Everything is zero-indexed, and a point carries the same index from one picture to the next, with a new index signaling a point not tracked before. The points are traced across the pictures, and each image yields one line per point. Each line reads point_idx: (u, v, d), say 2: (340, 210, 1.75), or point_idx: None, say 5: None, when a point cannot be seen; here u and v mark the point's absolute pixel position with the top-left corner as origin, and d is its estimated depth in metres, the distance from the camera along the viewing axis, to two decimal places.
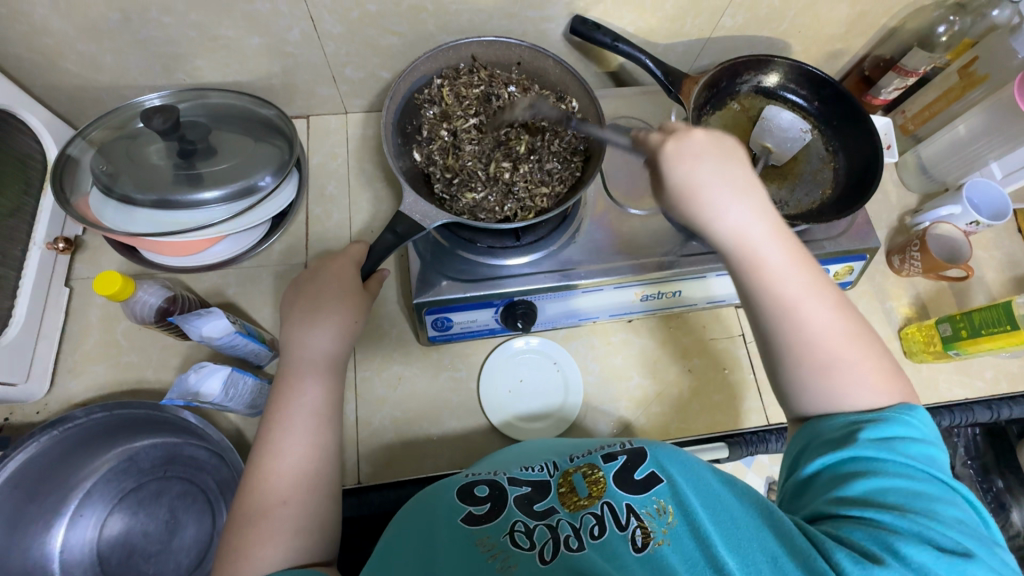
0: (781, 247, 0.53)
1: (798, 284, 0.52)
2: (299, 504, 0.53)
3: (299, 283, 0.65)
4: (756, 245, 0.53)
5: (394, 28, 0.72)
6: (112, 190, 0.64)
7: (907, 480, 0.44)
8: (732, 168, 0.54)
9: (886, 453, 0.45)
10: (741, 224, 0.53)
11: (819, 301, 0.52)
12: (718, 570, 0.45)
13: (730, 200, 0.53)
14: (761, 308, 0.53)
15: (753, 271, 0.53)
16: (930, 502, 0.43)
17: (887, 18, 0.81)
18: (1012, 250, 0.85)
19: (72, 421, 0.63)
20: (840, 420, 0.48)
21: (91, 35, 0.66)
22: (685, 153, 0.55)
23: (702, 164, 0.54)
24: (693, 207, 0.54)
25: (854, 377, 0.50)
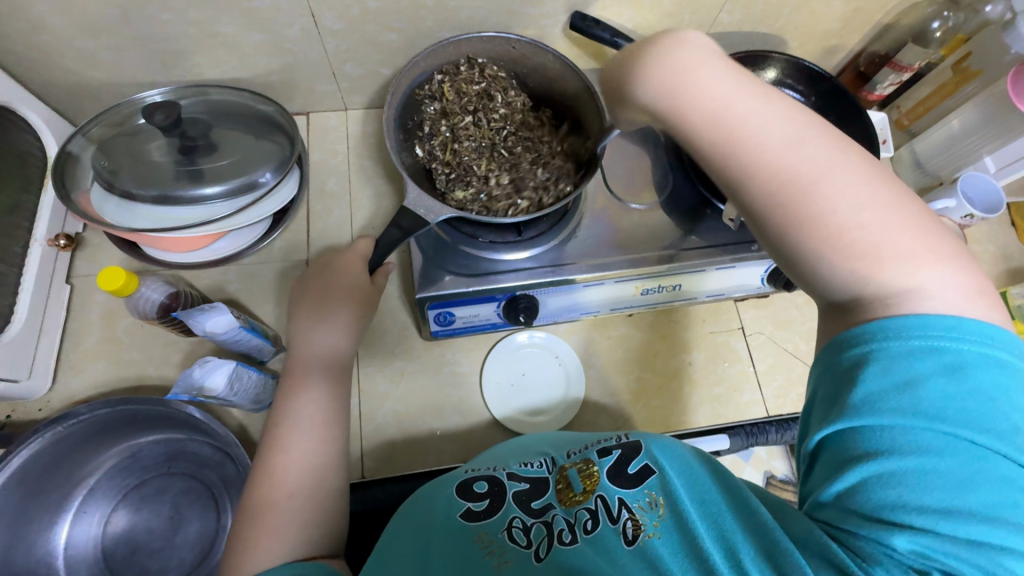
0: (765, 108, 0.48)
1: (781, 133, 0.47)
2: (307, 496, 0.54)
3: (306, 279, 0.66)
4: (723, 104, 0.48)
5: (394, 25, 0.73)
6: (114, 186, 0.64)
7: (920, 456, 0.38)
8: (671, 34, 0.50)
9: (897, 426, 0.39)
10: (705, 88, 0.48)
11: (811, 144, 0.46)
12: (703, 562, 0.45)
13: (687, 58, 0.49)
14: (744, 173, 0.47)
15: (714, 130, 0.48)
16: (942, 490, 0.37)
17: (882, 14, 0.82)
18: (1005, 243, 0.86)
19: (77, 417, 0.63)
20: (847, 373, 0.42)
21: (90, 31, 0.65)
22: (706, 65, 0.49)
23: (650, 53, 0.50)
24: (657, 66, 0.50)
25: (888, 249, 0.43)
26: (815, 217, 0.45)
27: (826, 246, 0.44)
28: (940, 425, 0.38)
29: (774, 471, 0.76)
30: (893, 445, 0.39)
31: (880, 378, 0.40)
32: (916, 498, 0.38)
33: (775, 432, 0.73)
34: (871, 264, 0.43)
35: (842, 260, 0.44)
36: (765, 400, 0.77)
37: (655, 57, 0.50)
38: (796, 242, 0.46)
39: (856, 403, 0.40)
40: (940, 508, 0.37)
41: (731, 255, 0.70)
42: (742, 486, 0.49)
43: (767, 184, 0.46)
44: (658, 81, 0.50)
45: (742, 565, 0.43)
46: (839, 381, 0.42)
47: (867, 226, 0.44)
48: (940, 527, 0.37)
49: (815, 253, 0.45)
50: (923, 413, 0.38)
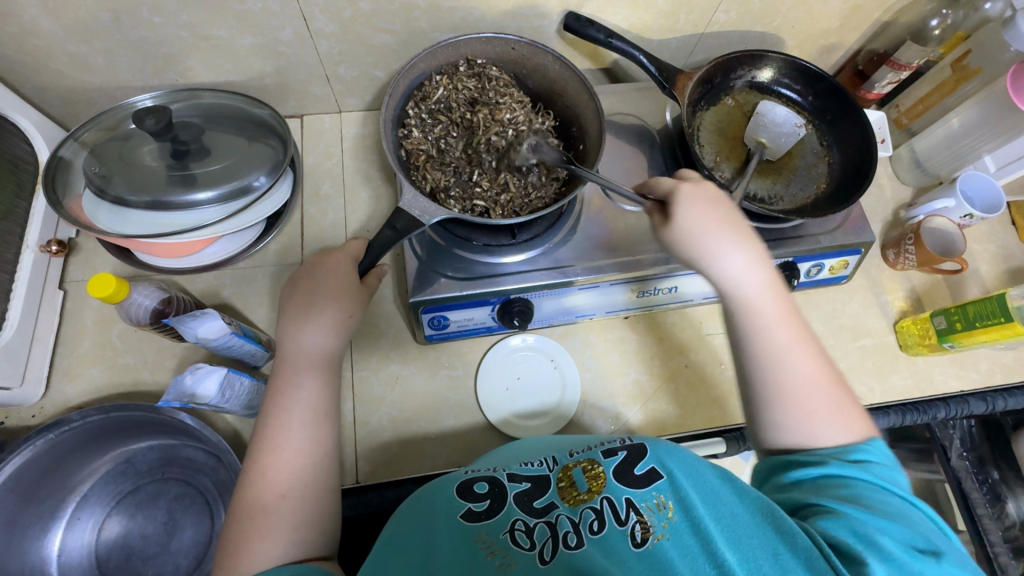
0: (773, 298, 0.57)
1: (786, 337, 0.55)
2: (299, 498, 0.53)
3: (296, 278, 0.65)
4: (750, 294, 0.57)
5: (387, 27, 0.72)
6: (105, 192, 0.64)
7: (872, 490, 0.47)
8: (730, 210, 0.59)
9: (852, 470, 0.49)
10: (739, 272, 0.57)
11: (804, 352, 0.55)
12: (718, 566, 0.45)
13: (716, 239, 0.58)
14: (746, 344, 0.57)
15: (745, 311, 0.57)
16: (894, 511, 0.46)
17: (881, 12, 0.82)
18: (1006, 243, 0.86)
19: (69, 424, 0.62)
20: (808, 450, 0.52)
21: (81, 36, 0.65)
22: (698, 196, 0.59)
23: (711, 208, 0.59)
24: (692, 249, 0.59)
25: (822, 408, 0.53)
26: (781, 385, 0.54)
27: (777, 401, 0.54)
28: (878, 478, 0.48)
29: None
30: (857, 484, 0.48)
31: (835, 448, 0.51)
32: (880, 509, 0.45)
33: None
34: (807, 417, 0.52)
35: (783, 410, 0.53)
36: None
37: (697, 233, 0.58)
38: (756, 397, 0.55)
39: (825, 459, 0.50)
40: (899, 521, 0.45)
41: None
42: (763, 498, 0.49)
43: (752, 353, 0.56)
44: (709, 250, 0.58)
45: (759, 568, 0.44)
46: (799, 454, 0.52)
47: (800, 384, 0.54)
48: (906, 528, 0.44)
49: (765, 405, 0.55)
50: (874, 470, 0.49)
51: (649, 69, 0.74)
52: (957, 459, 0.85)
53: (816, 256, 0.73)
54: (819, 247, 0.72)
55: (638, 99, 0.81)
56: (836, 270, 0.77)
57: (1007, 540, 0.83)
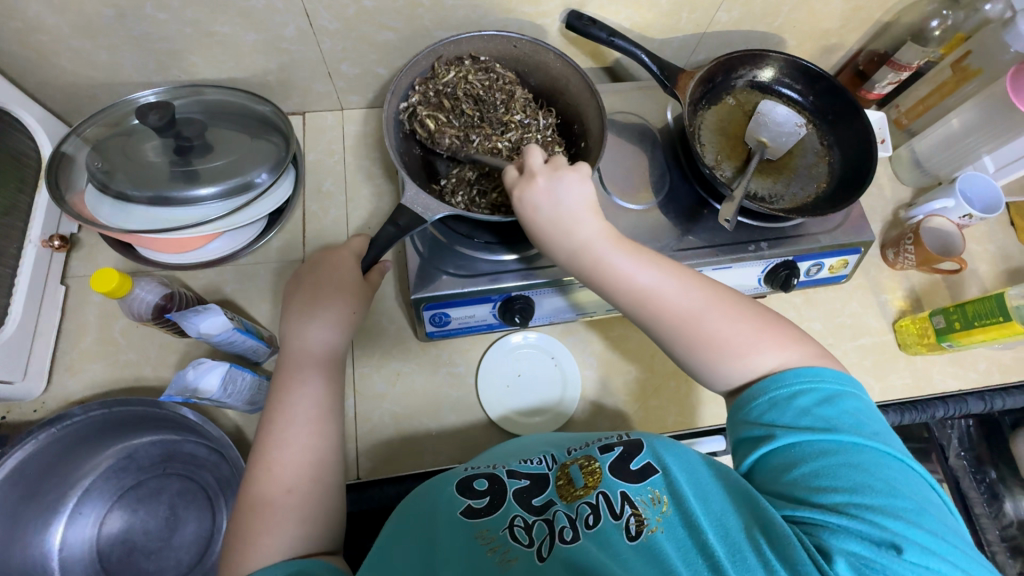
0: (625, 252, 0.59)
1: (653, 278, 0.58)
2: (304, 493, 0.53)
3: (300, 276, 0.65)
4: (603, 257, 0.59)
5: (390, 24, 0.72)
6: (108, 187, 0.64)
7: (828, 458, 0.46)
8: (575, 175, 0.60)
9: (804, 437, 0.47)
10: (582, 240, 0.59)
11: (681, 284, 0.57)
12: (710, 560, 0.46)
13: (571, 224, 0.59)
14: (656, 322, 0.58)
15: (603, 277, 0.59)
16: (852, 479, 0.44)
17: (882, 13, 0.82)
18: (1005, 243, 0.86)
19: (71, 419, 0.62)
20: (756, 417, 0.51)
21: (85, 31, 0.65)
22: (542, 194, 0.59)
23: (564, 204, 0.58)
24: (546, 223, 0.59)
25: (744, 347, 0.54)
26: (688, 334, 0.56)
27: (695, 351, 0.56)
28: (834, 437, 0.47)
29: None
30: (811, 453, 0.47)
31: (783, 414, 0.49)
32: (838, 487, 0.44)
33: None
34: (726, 359, 0.54)
35: (716, 364, 0.55)
36: None
37: (550, 208, 0.58)
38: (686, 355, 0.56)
39: (772, 432, 0.49)
40: (859, 495, 0.44)
41: (730, 254, 0.70)
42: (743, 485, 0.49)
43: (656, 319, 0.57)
44: (564, 243, 0.59)
45: (744, 563, 0.44)
46: (746, 420, 0.51)
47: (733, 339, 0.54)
48: (869, 512, 0.43)
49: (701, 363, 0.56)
50: (829, 427, 0.47)
51: (651, 68, 0.74)
52: (955, 459, 0.86)
53: (816, 255, 0.73)
54: (819, 247, 0.73)
55: (639, 98, 0.82)
56: (836, 270, 0.78)
57: (1005, 539, 0.83)
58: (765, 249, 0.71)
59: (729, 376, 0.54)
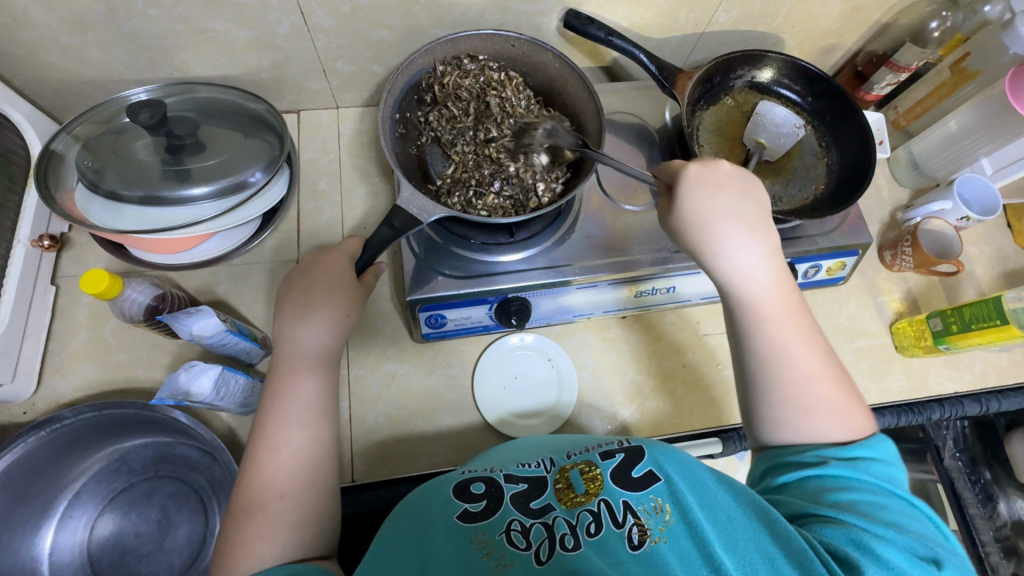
0: (779, 294, 0.56)
1: (790, 335, 0.55)
2: (297, 497, 0.53)
3: (292, 277, 0.64)
4: (760, 290, 0.56)
5: (386, 22, 0.71)
6: (98, 186, 0.63)
7: (870, 493, 0.47)
8: (742, 203, 0.58)
9: (852, 471, 0.49)
10: (745, 265, 0.56)
11: (805, 349, 0.55)
12: (715, 569, 0.46)
13: (730, 233, 0.57)
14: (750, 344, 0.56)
15: (749, 306, 0.56)
16: (887, 514, 0.46)
17: (881, 13, 0.82)
18: (1002, 245, 0.86)
19: (61, 422, 0.62)
20: (805, 449, 0.52)
21: (74, 28, 0.64)
22: (706, 181, 0.58)
23: (717, 199, 0.57)
24: (702, 239, 0.57)
25: (829, 413, 0.52)
26: (786, 387, 0.53)
27: (783, 403, 0.53)
28: (877, 482, 0.48)
29: None
30: (855, 486, 0.48)
31: (835, 446, 0.51)
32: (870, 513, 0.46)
33: None
34: (812, 417, 0.52)
35: (791, 417, 0.53)
36: None
37: (708, 225, 0.57)
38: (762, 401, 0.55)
39: (823, 459, 0.50)
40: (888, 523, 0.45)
41: None
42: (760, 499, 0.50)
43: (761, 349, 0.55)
44: (710, 241, 0.57)
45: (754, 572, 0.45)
46: (798, 451, 0.52)
47: (807, 384, 0.53)
48: (894, 537, 0.44)
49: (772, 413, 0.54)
50: (875, 473, 0.49)
51: (649, 69, 0.73)
52: (950, 459, 0.87)
53: (813, 257, 0.73)
54: (817, 249, 0.72)
55: (637, 98, 0.81)
56: (834, 272, 0.77)
57: (998, 540, 0.84)
58: None
59: (799, 433, 0.53)
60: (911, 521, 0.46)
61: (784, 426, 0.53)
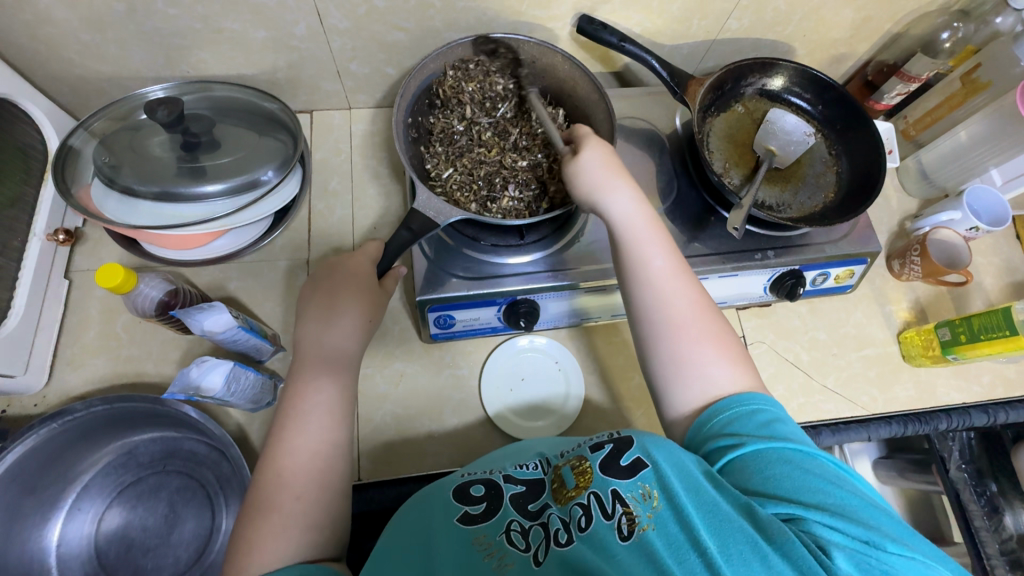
0: (655, 236, 0.62)
1: (668, 273, 0.60)
2: (313, 499, 0.53)
3: (316, 280, 0.64)
4: (639, 232, 0.62)
5: (401, 24, 0.72)
6: (114, 181, 0.64)
7: (794, 465, 0.48)
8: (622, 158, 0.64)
9: (770, 444, 0.50)
10: (625, 211, 0.62)
11: (684, 289, 0.60)
12: (705, 557, 0.45)
13: (613, 187, 0.62)
14: (632, 286, 0.61)
15: (634, 246, 0.62)
16: (818, 483, 0.47)
17: (892, 24, 0.83)
18: (1010, 256, 0.86)
19: (72, 414, 0.62)
20: (714, 426, 0.53)
21: (95, 25, 0.65)
22: (597, 143, 0.63)
23: (606, 156, 0.63)
24: (590, 183, 0.62)
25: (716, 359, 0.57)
26: (674, 334, 0.58)
27: (670, 345, 0.58)
28: (789, 447, 0.49)
29: None
30: (774, 461, 0.49)
31: (743, 420, 0.52)
32: (806, 491, 0.46)
33: None
34: (697, 360, 0.57)
35: (681, 370, 0.57)
36: None
37: (602, 172, 0.62)
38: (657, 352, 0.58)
39: (740, 439, 0.51)
40: (827, 497, 0.46)
41: (736, 262, 0.70)
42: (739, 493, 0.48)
43: (643, 290, 0.60)
44: (601, 192, 0.62)
45: (746, 564, 0.44)
46: (709, 433, 0.53)
47: (684, 325, 0.58)
48: (839, 515, 0.45)
49: (664, 366, 0.58)
50: (783, 436, 0.50)
51: (660, 74, 0.74)
52: (956, 470, 0.86)
53: (822, 265, 0.73)
54: (824, 257, 0.72)
55: (647, 103, 0.82)
56: (842, 280, 0.77)
57: (1004, 553, 0.82)
58: (771, 258, 0.71)
59: (691, 379, 0.56)
60: (847, 492, 0.46)
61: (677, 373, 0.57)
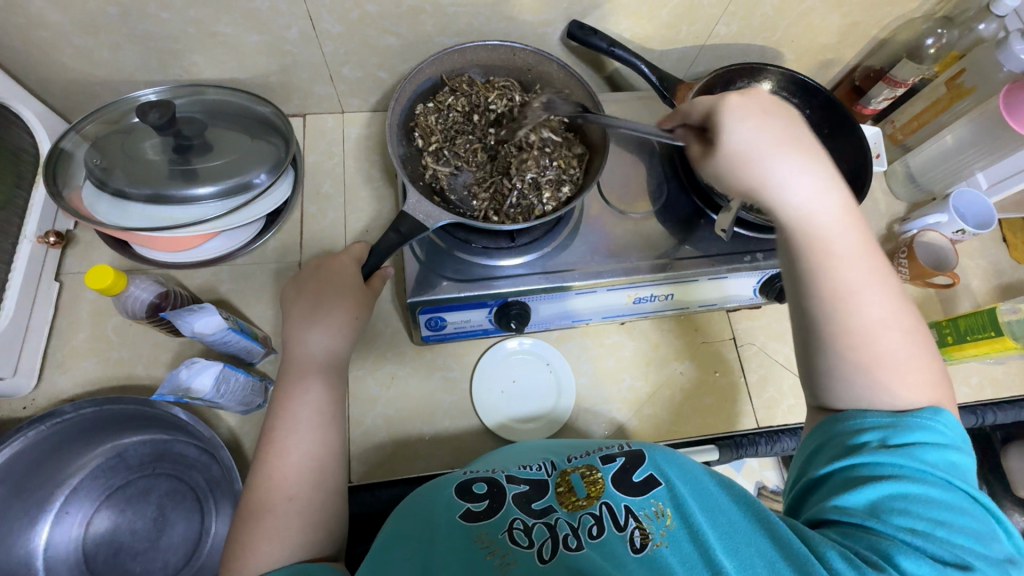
0: (852, 227, 0.53)
1: (857, 278, 0.52)
2: (306, 499, 0.53)
3: (300, 280, 0.65)
4: (823, 226, 0.53)
5: (393, 29, 0.73)
6: (106, 184, 0.64)
7: (920, 486, 0.44)
8: (797, 128, 0.54)
9: (904, 460, 0.45)
10: (807, 199, 0.53)
11: (880, 291, 0.52)
12: (715, 571, 0.46)
13: (780, 164, 0.52)
14: (807, 283, 0.53)
15: (815, 247, 0.52)
16: (937, 514, 0.43)
17: (878, 29, 0.84)
18: (997, 258, 0.87)
19: (61, 416, 0.62)
20: (862, 423, 0.48)
21: (87, 29, 0.65)
22: (740, 115, 0.53)
23: (762, 130, 0.53)
24: (744, 177, 0.53)
25: (903, 374, 0.50)
26: (862, 338, 0.51)
27: (851, 355, 0.51)
28: (929, 470, 0.45)
29: (767, 483, 0.75)
30: (900, 476, 0.45)
31: (887, 430, 0.47)
32: (916, 517, 0.43)
33: (765, 443, 0.73)
34: (886, 376, 0.50)
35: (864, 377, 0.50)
36: (756, 410, 0.77)
37: (757, 157, 0.52)
38: (820, 347, 0.52)
39: (870, 446, 0.47)
40: (937, 528, 0.43)
41: (727, 265, 0.70)
42: (755, 501, 0.51)
43: (827, 304, 0.52)
44: (756, 178, 0.53)
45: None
46: (844, 431, 0.49)
47: (881, 335, 0.51)
48: (928, 541, 0.43)
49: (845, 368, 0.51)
50: (928, 457, 0.45)
51: (649, 78, 0.75)
52: None
53: None
54: None
55: (638, 108, 0.82)
56: None
57: None
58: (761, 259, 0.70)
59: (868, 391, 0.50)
60: (962, 531, 0.43)
61: (863, 383, 0.50)
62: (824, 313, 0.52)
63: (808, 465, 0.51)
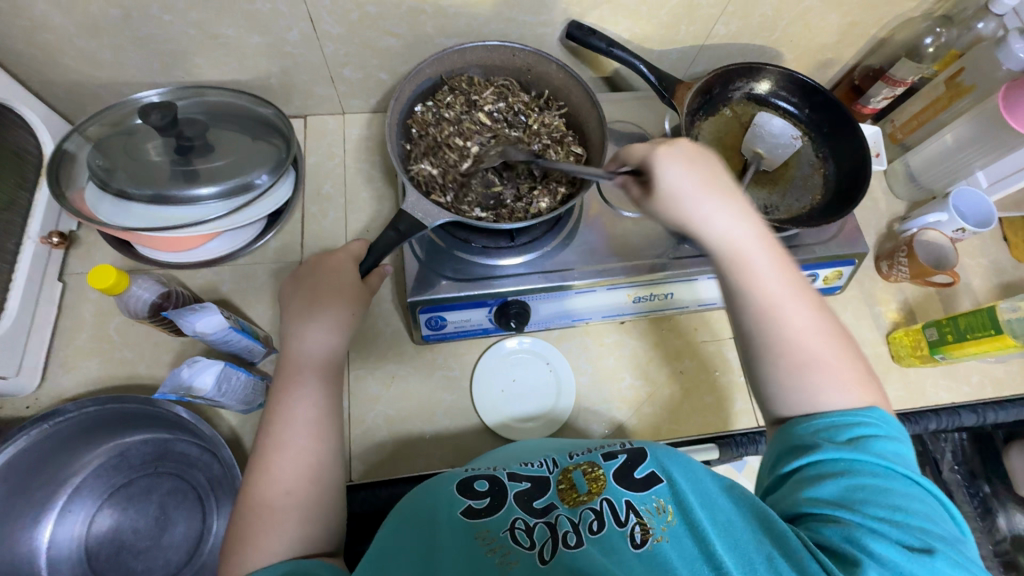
0: (767, 249, 0.57)
1: (780, 288, 0.56)
2: (304, 495, 0.54)
3: (299, 277, 0.65)
4: (744, 249, 0.57)
5: (393, 30, 0.73)
6: (108, 185, 0.65)
7: (874, 478, 0.46)
8: (706, 164, 0.58)
9: (857, 456, 0.47)
10: (728, 228, 0.57)
11: (802, 304, 0.55)
12: (716, 568, 0.46)
13: (717, 194, 0.57)
14: (737, 301, 0.56)
15: (736, 264, 0.56)
16: (897, 501, 0.45)
17: (877, 28, 0.84)
18: (998, 257, 0.87)
19: (64, 415, 0.62)
20: (813, 425, 0.50)
21: (90, 31, 0.66)
22: (673, 156, 0.58)
23: (689, 166, 0.58)
24: (680, 211, 0.57)
25: (829, 376, 0.52)
26: (789, 350, 0.54)
27: (782, 364, 0.54)
28: (878, 462, 0.47)
29: None
30: (853, 469, 0.46)
31: (836, 430, 0.49)
32: (877, 506, 0.45)
33: (765, 442, 0.73)
34: (811, 380, 0.52)
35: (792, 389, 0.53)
36: (756, 409, 0.77)
37: (685, 194, 0.57)
38: (760, 359, 0.55)
39: (822, 445, 0.48)
40: (898, 514, 0.44)
41: None
42: (751, 495, 0.51)
43: (754, 319, 0.55)
44: (687, 211, 0.57)
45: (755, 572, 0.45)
46: (796, 434, 0.51)
47: (806, 345, 0.54)
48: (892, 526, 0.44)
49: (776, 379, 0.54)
50: (875, 450, 0.47)
51: (649, 79, 0.75)
52: (949, 472, 0.86)
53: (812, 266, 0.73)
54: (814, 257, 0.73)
55: (637, 108, 0.83)
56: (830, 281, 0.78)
57: (997, 555, 0.83)
58: None
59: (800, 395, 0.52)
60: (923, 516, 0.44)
61: (785, 389, 0.53)
62: (760, 334, 0.55)
63: (769, 470, 0.52)
